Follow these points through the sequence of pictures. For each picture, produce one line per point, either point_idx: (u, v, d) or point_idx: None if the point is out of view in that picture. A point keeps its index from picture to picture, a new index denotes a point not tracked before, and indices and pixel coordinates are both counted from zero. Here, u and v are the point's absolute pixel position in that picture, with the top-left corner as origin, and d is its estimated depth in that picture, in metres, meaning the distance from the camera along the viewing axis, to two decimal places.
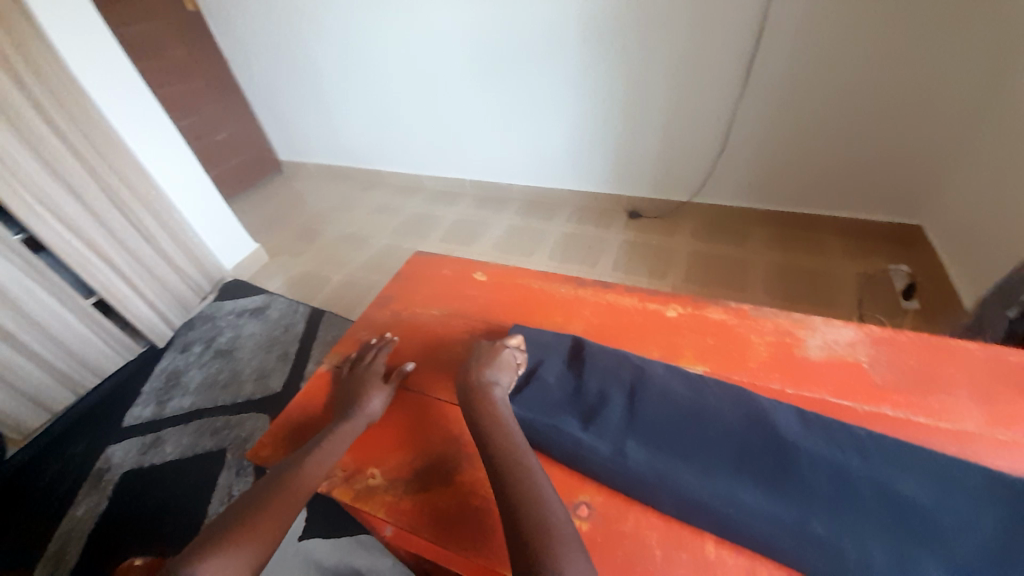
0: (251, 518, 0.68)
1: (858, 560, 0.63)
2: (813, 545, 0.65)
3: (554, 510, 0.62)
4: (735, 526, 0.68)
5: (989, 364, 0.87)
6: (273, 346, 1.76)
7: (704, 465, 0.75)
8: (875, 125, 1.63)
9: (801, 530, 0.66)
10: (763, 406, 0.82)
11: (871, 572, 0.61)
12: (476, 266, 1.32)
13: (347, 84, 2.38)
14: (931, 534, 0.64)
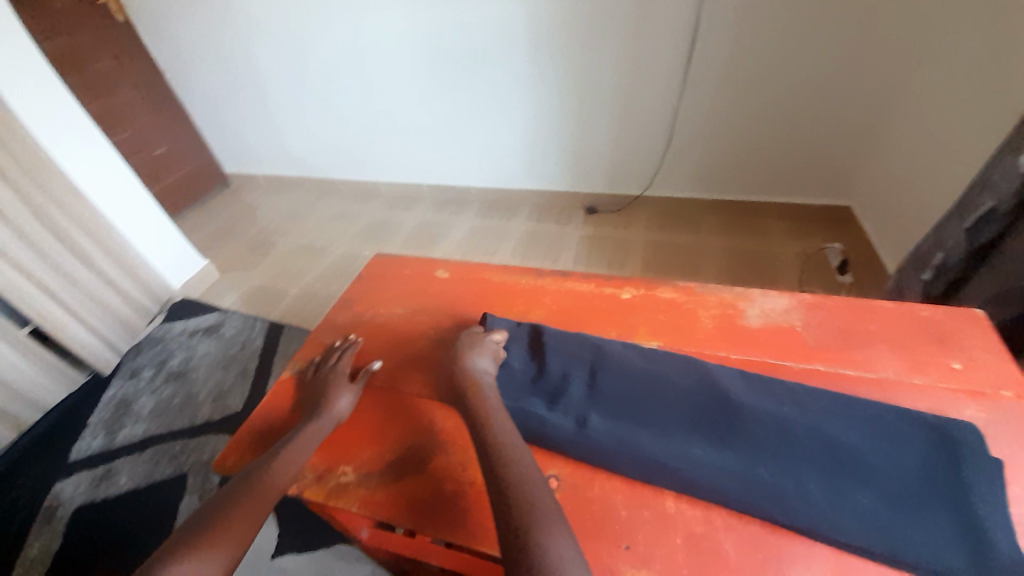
0: (224, 516, 0.59)
1: (803, 503, 0.56)
2: (754, 485, 0.58)
3: (537, 483, 0.55)
4: (688, 483, 0.60)
5: (928, 319, 0.78)
6: (229, 364, 1.73)
7: (656, 429, 0.66)
8: (810, 102, 1.70)
9: (750, 478, 0.59)
10: (709, 368, 0.73)
11: (818, 516, 0.55)
12: (437, 262, 1.05)
13: (292, 92, 2.32)
14: (872, 462, 0.59)
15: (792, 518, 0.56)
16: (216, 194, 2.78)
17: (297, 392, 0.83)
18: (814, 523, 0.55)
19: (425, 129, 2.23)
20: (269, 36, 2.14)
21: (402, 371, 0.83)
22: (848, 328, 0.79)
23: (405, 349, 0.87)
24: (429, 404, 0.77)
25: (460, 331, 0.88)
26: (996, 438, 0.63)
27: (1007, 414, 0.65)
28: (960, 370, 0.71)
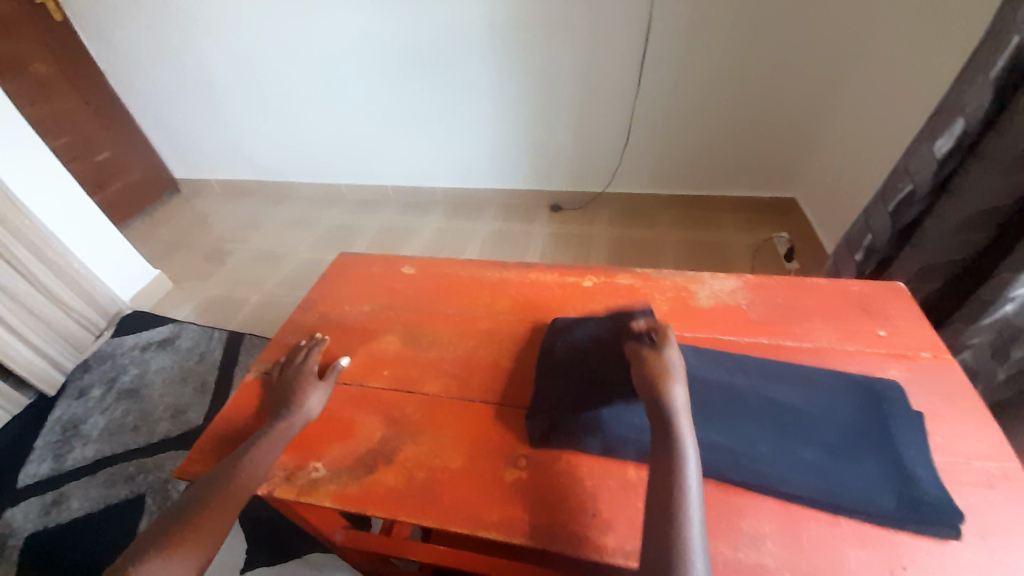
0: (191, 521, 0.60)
1: (750, 459, 0.62)
2: (705, 448, 0.63)
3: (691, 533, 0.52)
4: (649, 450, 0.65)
5: (859, 292, 0.86)
6: (187, 378, 1.66)
7: (618, 402, 0.69)
8: (754, 98, 1.81)
9: (704, 441, 0.64)
10: None
11: (765, 469, 0.61)
12: (402, 258, 1.06)
13: (246, 93, 2.26)
14: (811, 420, 0.65)
15: (743, 476, 0.61)
16: (166, 202, 2.66)
17: (263, 392, 0.82)
18: (763, 476, 0.60)
19: (387, 130, 2.21)
20: (220, 35, 2.08)
21: (371, 365, 0.84)
22: (788, 304, 0.85)
23: (371, 344, 0.87)
24: (400, 395, 0.78)
25: (427, 325, 0.89)
26: (918, 393, 0.70)
27: (926, 372, 0.73)
28: (886, 336, 0.78)
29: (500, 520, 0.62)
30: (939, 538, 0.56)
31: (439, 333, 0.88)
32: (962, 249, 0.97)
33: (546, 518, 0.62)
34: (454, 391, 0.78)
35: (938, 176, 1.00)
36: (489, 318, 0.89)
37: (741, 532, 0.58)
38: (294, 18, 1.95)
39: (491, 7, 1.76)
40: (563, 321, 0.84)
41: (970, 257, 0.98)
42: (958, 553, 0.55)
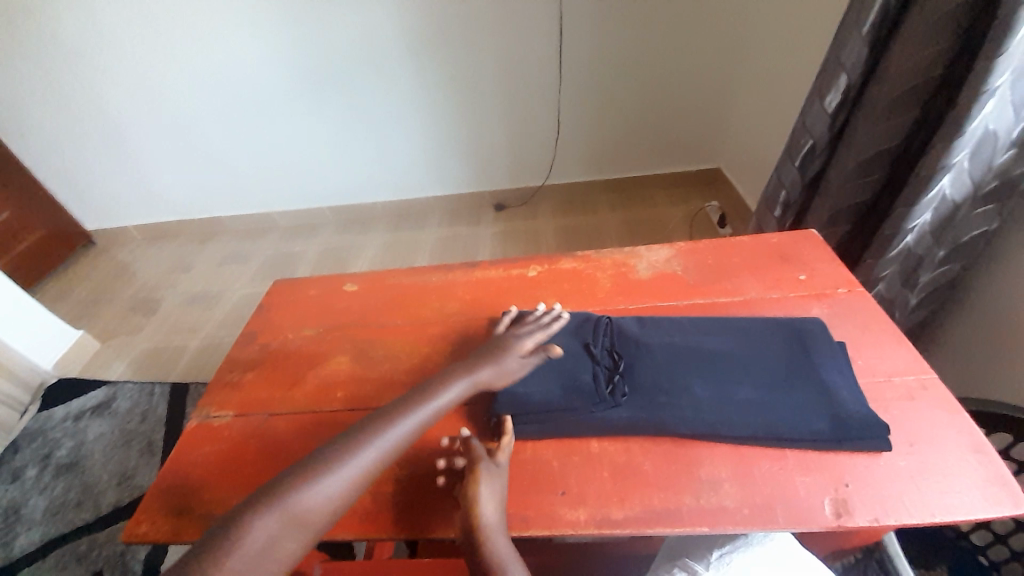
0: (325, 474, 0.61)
1: (699, 411, 0.65)
2: (657, 410, 0.66)
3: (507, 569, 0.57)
4: (605, 420, 0.67)
5: (779, 243, 0.92)
6: (131, 441, 1.53)
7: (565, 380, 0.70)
8: (668, 75, 1.92)
9: (653, 402, 0.67)
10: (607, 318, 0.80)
11: (711, 419, 0.64)
12: (343, 276, 1.03)
13: (156, 126, 2.12)
14: (746, 366, 0.69)
15: (697, 429, 0.64)
16: (78, 257, 2.42)
17: (221, 433, 0.77)
18: (710, 424, 0.64)
19: (315, 148, 2.15)
20: (121, 68, 1.96)
21: (324, 389, 0.81)
22: (719, 264, 0.90)
23: (320, 368, 0.84)
24: (357, 414, 0.76)
25: (377, 339, 0.87)
26: (839, 327, 0.76)
27: (842, 305, 0.80)
28: (806, 279, 0.85)
29: None
30: (872, 453, 0.62)
31: (390, 344, 0.86)
32: (862, 192, 1.06)
33: (517, 507, 0.63)
34: None
35: (832, 129, 1.09)
36: (439, 322, 0.88)
37: (701, 481, 0.61)
38: (202, 41, 1.88)
39: (406, 12, 1.78)
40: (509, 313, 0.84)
41: (869, 199, 1.07)
42: (889, 462, 0.61)
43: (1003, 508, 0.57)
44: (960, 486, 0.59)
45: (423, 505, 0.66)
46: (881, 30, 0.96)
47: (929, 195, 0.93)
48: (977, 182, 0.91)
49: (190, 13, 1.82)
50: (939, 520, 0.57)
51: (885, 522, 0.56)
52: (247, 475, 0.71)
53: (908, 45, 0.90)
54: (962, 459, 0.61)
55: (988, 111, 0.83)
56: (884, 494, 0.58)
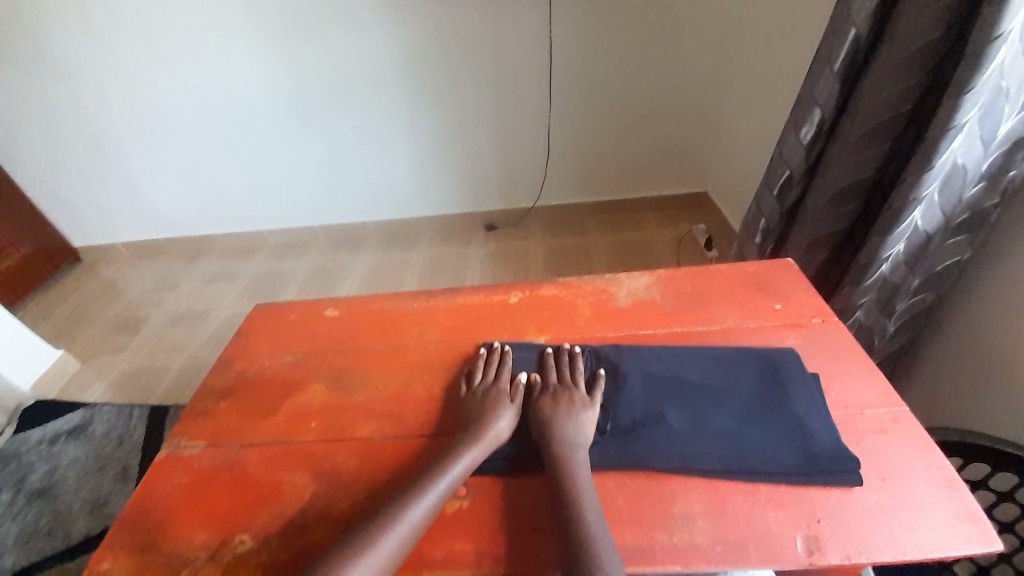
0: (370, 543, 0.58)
1: (675, 443, 0.65)
2: (631, 443, 0.66)
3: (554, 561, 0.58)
4: None
5: (756, 271, 0.94)
6: (106, 467, 1.49)
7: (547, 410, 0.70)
8: (653, 102, 1.97)
9: (628, 433, 0.67)
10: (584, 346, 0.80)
11: (685, 451, 0.64)
12: (323, 301, 1.02)
13: (148, 145, 2.14)
14: (720, 398, 0.69)
15: (670, 462, 0.64)
16: (62, 275, 2.39)
17: (191, 463, 0.75)
18: (683, 456, 0.64)
19: (308, 169, 2.17)
20: (118, 89, 2.00)
21: (297, 418, 0.79)
22: (697, 292, 0.91)
23: (295, 395, 0.83)
24: (329, 445, 0.75)
25: (355, 366, 0.87)
26: (814, 357, 0.77)
27: (816, 335, 0.80)
28: (781, 308, 0.86)
29: (444, 557, 0.61)
30: (844, 487, 0.61)
31: (367, 372, 0.85)
32: (838, 222, 1.09)
33: (489, 544, 0.62)
34: (387, 430, 0.76)
35: (808, 160, 1.12)
36: (418, 349, 0.88)
37: (674, 516, 0.61)
38: (199, 63, 1.92)
39: (400, 39, 1.84)
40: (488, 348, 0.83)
41: (845, 228, 1.09)
42: (862, 497, 0.61)
43: (974, 545, 0.57)
44: (932, 522, 0.58)
45: None
46: (852, 68, 1.00)
47: (901, 227, 0.94)
48: (948, 214, 0.94)
49: (189, 37, 1.87)
50: (912, 559, 0.56)
51: (858, 560, 0.56)
52: (215, 509, 0.69)
53: (878, 82, 0.93)
54: (933, 494, 0.61)
55: (957, 146, 0.85)
56: (856, 530, 0.58)
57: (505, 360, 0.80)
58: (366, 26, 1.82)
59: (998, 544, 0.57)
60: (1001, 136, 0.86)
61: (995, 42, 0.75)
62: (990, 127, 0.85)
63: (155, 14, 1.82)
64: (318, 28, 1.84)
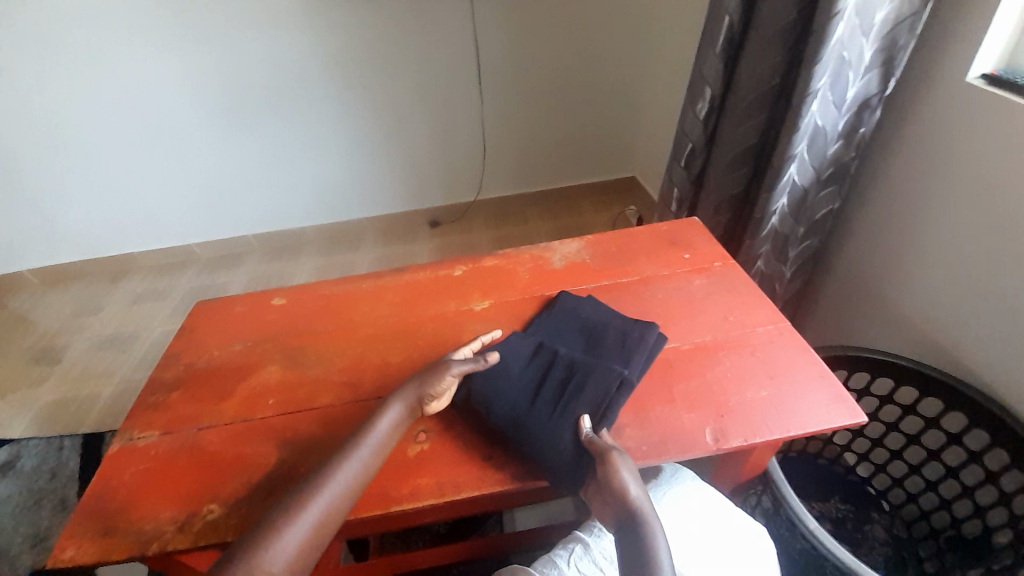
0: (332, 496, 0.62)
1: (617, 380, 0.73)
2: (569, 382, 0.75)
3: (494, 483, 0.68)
4: (531, 403, 0.72)
5: (670, 228, 1.07)
6: (41, 501, 1.41)
7: (508, 377, 0.76)
8: (579, 91, 2.10)
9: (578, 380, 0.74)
10: (536, 321, 0.86)
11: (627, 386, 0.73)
12: (268, 291, 1.03)
13: (52, 159, 1.98)
14: (639, 339, 0.80)
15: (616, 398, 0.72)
16: None
17: (149, 450, 0.76)
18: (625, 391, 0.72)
19: (238, 174, 2.10)
20: (8, 98, 1.84)
21: (254, 398, 0.82)
22: (620, 250, 1.02)
23: (249, 378, 0.85)
24: (290, 418, 0.78)
25: (309, 346, 0.90)
26: (717, 293, 0.90)
27: (719, 275, 0.94)
28: (690, 257, 0.99)
29: (411, 491, 0.68)
30: (743, 390, 0.75)
31: (321, 349, 0.89)
32: (734, 185, 1.25)
33: (449, 476, 0.69)
34: (346, 397, 0.80)
35: (706, 132, 1.27)
36: (370, 324, 0.92)
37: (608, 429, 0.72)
38: (106, 68, 1.82)
39: (330, 37, 1.85)
40: (517, 342, 0.81)
41: (741, 190, 1.26)
42: (757, 395, 0.74)
43: (843, 418, 0.71)
44: (811, 406, 0.72)
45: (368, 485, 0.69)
46: (730, 49, 1.16)
47: (782, 182, 1.11)
48: (818, 168, 1.11)
49: (92, 41, 1.76)
50: (795, 434, 0.70)
51: (753, 441, 0.69)
52: (180, 485, 0.71)
53: (752, 59, 1.09)
54: (813, 385, 0.75)
55: (815, 110, 1.02)
56: (754, 420, 0.71)
57: (503, 348, 0.80)
58: (287, 25, 1.81)
59: (860, 415, 0.71)
60: (849, 99, 1.02)
61: (833, 18, 0.92)
62: (840, 92, 1.01)
63: (52, 20, 1.71)
64: (235, 26, 1.79)
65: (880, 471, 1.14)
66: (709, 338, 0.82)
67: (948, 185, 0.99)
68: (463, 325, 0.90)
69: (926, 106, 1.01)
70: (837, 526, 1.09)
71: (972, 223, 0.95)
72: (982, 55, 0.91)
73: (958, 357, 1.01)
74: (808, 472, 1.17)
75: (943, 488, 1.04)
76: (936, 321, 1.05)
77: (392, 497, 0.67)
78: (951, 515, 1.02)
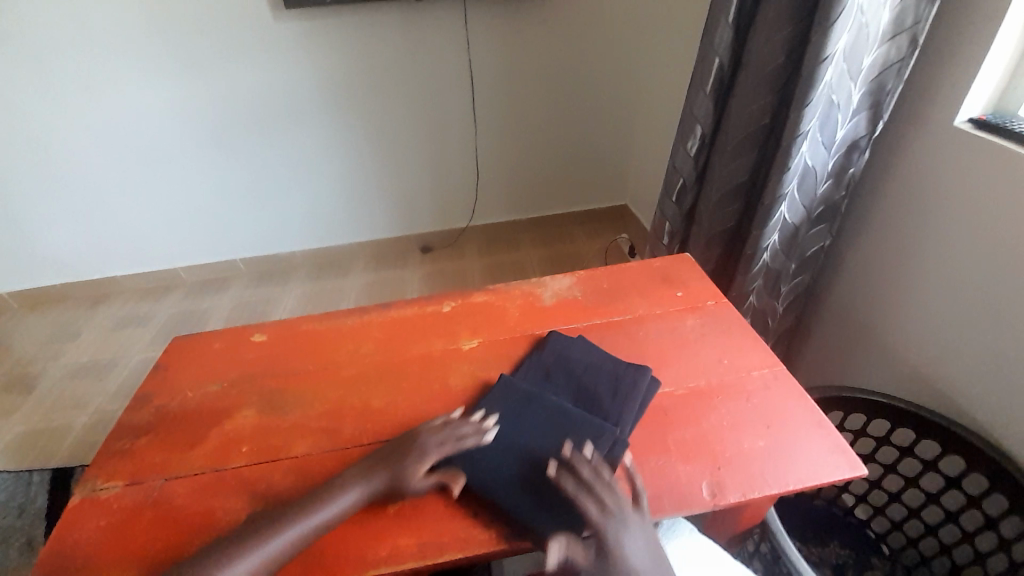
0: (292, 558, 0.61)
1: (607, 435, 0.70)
2: (561, 430, 0.71)
3: (475, 543, 0.64)
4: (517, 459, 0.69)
5: (662, 264, 1.05)
6: (5, 542, 1.33)
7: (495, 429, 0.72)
8: (572, 122, 2.14)
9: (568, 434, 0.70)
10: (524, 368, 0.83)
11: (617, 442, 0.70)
12: (249, 326, 0.99)
13: (40, 182, 1.95)
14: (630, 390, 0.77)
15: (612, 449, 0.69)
16: None
17: (110, 503, 0.71)
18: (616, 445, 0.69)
19: (228, 199, 2.08)
20: None
21: (228, 445, 0.77)
22: (613, 287, 1.01)
23: (224, 422, 0.81)
24: (263, 468, 0.73)
25: (289, 386, 0.86)
26: (711, 333, 0.89)
27: (713, 314, 0.93)
28: (683, 294, 0.97)
29: (389, 553, 0.63)
30: (740, 439, 0.72)
31: (301, 391, 0.85)
32: (725, 221, 1.25)
33: (433, 534, 0.65)
34: (325, 444, 0.76)
35: (697, 168, 1.28)
36: (354, 363, 0.89)
37: None
38: (98, 91, 1.81)
39: (326, 65, 1.87)
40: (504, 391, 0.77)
41: (732, 225, 1.25)
42: (754, 445, 0.71)
43: (844, 470, 0.68)
44: (809, 458, 0.70)
45: (342, 547, 0.64)
46: (720, 88, 1.18)
47: (773, 219, 1.11)
48: (808, 207, 1.11)
49: (87, 67, 1.77)
50: (794, 488, 0.67)
51: (751, 496, 0.66)
52: (140, 544, 0.66)
53: (742, 99, 1.11)
54: (810, 434, 0.72)
55: (805, 150, 1.03)
56: (751, 473, 0.68)
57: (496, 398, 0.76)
58: (283, 52, 1.83)
59: (861, 467, 0.69)
60: (838, 141, 1.04)
61: (821, 63, 0.93)
62: (829, 133, 1.02)
63: (49, 45, 1.72)
64: (232, 53, 1.81)
65: (879, 514, 1.11)
66: (705, 383, 0.80)
67: (940, 225, 0.99)
68: (451, 365, 0.87)
69: (913, 148, 1.02)
70: (837, 573, 1.04)
71: (964, 264, 0.95)
72: (970, 100, 0.92)
73: (954, 398, 1.00)
74: (805, 515, 1.13)
75: (943, 533, 1.01)
76: (930, 361, 1.04)
77: (369, 559, 0.63)
78: (952, 562, 0.99)
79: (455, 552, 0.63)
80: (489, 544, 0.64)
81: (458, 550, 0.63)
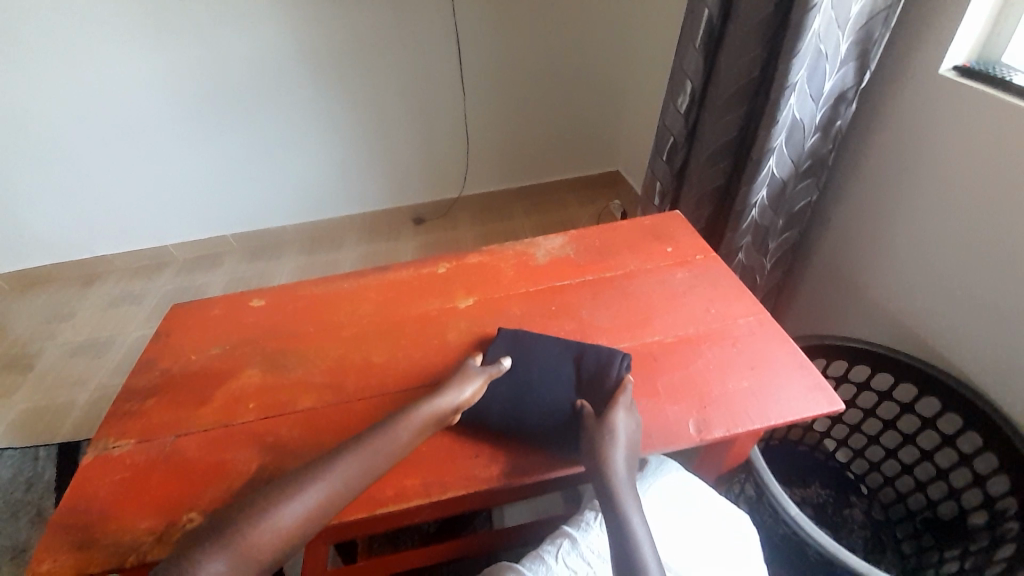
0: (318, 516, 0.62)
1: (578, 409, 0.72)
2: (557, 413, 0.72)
3: (473, 481, 0.68)
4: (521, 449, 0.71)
5: (652, 222, 1.07)
6: (18, 513, 1.37)
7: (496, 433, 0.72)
8: (562, 85, 2.10)
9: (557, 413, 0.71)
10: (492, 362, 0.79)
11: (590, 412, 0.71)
12: (247, 293, 1.00)
13: (20, 160, 1.90)
14: (599, 380, 0.74)
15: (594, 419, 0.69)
16: None
17: (124, 459, 0.74)
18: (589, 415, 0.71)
19: (214, 172, 2.04)
20: None
21: (235, 402, 0.80)
22: (604, 245, 1.02)
23: (229, 382, 0.83)
24: (270, 423, 0.77)
25: (289, 347, 0.88)
26: (699, 286, 0.91)
27: (701, 267, 0.95)
28: (672, 250, 0.99)
29: (396, 493, 0.67)
30: (725, 381, 0.76)
31: (303, 352, 0.87)
32: (715, 178, 1.26)
33: (436, 475, 0.69)
34: (331, 398, 0.79)
35: (687, 126, 1.28)
36: (353, 324, 0.91)
37: None
38: (68, 62, 1.74)
39: (306, 29, 1.79)
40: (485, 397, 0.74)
41: (722, 183, 1.26)
42: (738, 386, 0.75)
43: (821, 406, 0.73)
44: (790, 395, 0.74)
45: None
46: (710, 42, 1.17)
47: (761, 174, 1.12)
48: (796, 161, 1.12)
49: (56, 37, 1.69)
50: (775, 423, 0.71)
51: (735, 431, 0.70)
52: (158, 492, 0.70)
53: (732, 53, 1.10)
54: (792, 374, 0.76)
55: (793, 103, 1.03)
56: (735, 411, 0.72)
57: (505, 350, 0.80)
58: (259, 15, 1.75)
59: (838, 403, 0.73)
60: (826, 93, 1.04)
61: (810, 12, 0.93)
62: (817, 85, 1.02)
63: (12, 12, 1.63)
64: (203, 17, 1.73)
65: (858, 456, 1.17)
66: (692, 331, 0.83)
67: (925, 176, 1.01)
68: (448, 323, 0.89)
69: (901, 98, 1.03)
70: (817, 510, 1.12)
71: (947, 213, 0.97)
72: (956, 47, 0.93)
73: (932, 342, 1.04)
74: (789, 460, 1.19)
75: (918, 471, 1.07)
76: (912, 308, 1.07)
77: (375, 499, 0.67)
78: (927, 498, 1.05)
79: (457, 491, 0.67)
80: (489, 480, 0.68)
81: (460, 488, 0.67)
